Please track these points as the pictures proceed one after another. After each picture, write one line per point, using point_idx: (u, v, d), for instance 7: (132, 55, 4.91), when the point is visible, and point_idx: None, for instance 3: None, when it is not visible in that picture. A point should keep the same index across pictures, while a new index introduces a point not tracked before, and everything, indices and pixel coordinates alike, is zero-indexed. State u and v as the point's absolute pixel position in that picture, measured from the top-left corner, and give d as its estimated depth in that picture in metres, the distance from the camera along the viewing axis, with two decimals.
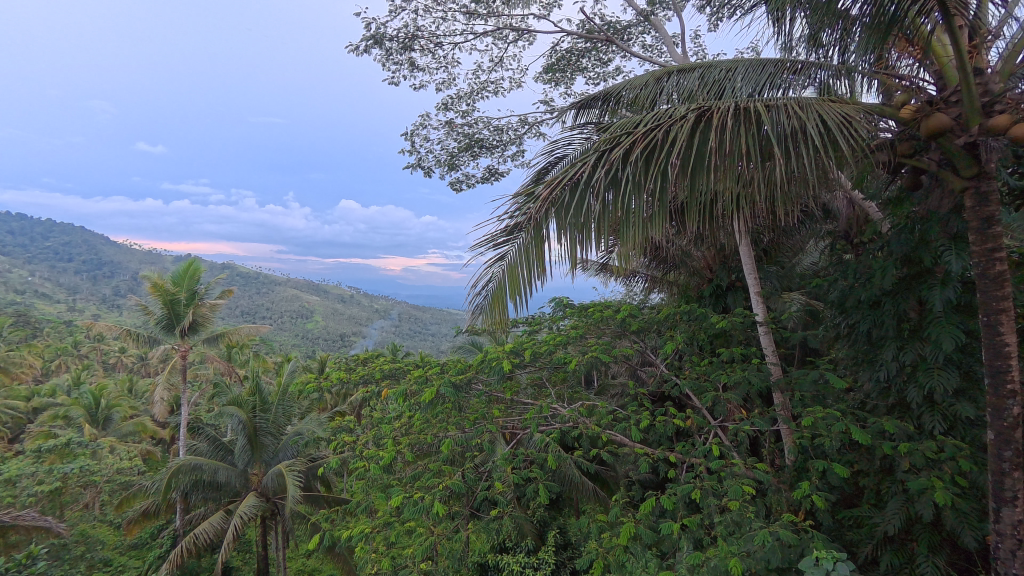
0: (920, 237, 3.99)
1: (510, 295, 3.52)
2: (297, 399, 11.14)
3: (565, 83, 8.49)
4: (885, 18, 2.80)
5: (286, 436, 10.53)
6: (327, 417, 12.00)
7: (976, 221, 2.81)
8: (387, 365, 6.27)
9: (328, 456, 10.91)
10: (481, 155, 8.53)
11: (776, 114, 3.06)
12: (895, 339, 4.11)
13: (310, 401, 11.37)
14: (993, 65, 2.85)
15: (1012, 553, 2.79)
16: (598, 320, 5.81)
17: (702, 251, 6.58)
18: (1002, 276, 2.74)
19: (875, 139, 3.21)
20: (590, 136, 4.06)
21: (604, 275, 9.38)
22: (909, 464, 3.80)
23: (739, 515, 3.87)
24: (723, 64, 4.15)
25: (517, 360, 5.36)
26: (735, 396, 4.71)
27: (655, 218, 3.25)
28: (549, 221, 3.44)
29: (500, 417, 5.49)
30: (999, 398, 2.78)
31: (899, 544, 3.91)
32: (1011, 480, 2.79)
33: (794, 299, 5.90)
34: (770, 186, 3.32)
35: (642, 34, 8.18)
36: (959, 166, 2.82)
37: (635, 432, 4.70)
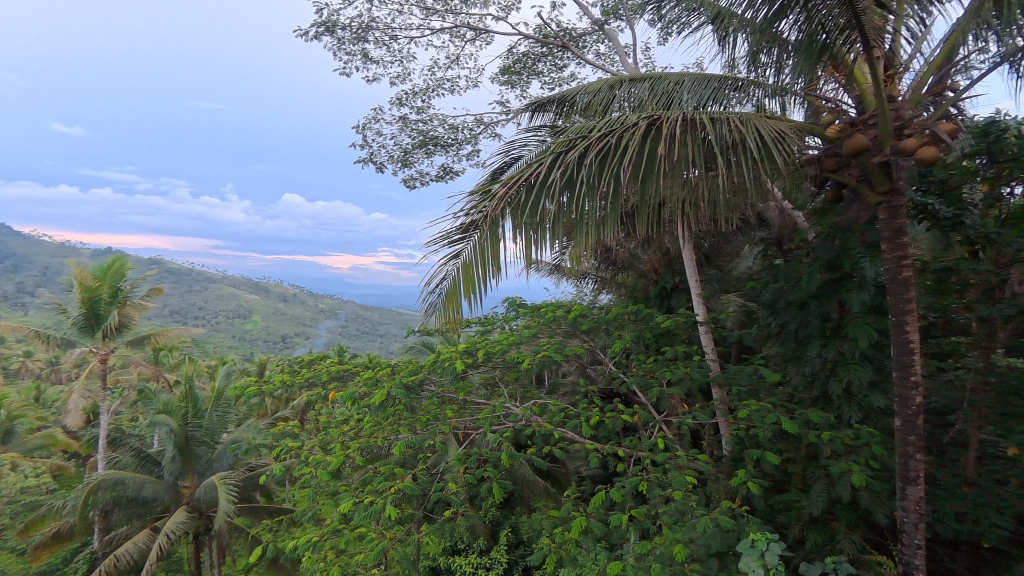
0: (841, 244, 4.44)
1: (464, 293, 3.50)
2: (233, 404, 10.41)
3: (520, 86, 8.55)
4: (816, 46, 3.11)
5: (221, 445, 9.82)
6: (269, 423, 11.35)
7: (888, 231, 3.16)
8: (334, 366, 6.01)
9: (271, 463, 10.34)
10: (435, 153, 8.43)
11: (720, 126, 3.24)
12: (820, 337, 4.54)
13: (248, 405, 10.64)
14: (903, 93, 3.21)
15: (915, 525, 3.16)
16: (550, 320, 5.95)
17: (649, 254, 6.94)
18: (908, 281, 3.10)
19: (804, 153, 3.51)
20: (545, 138, 4.11)
21: (555, 276, 9.56)
22: (831, 450, 4.20)
23: (683, 504, 4.10)
24: (671, 76, 4.28)
25: (469, 360, 5.38)
26: (678, 392, 5.00)
27: (607, 221, 3.37)
28: (505, 219, 3.44)
29: (453, 418, 5.45)
30: (906, 388, 3.13)
31: (822, 524, 4.28)
32: (915, 462, 3.15)
33: (732, 300, 6.33)
34: (713, 193, 3.53)
35: (597, 42, 8.46)
36: (875, 182, 3.17)
37: (585, 428, 4.86)
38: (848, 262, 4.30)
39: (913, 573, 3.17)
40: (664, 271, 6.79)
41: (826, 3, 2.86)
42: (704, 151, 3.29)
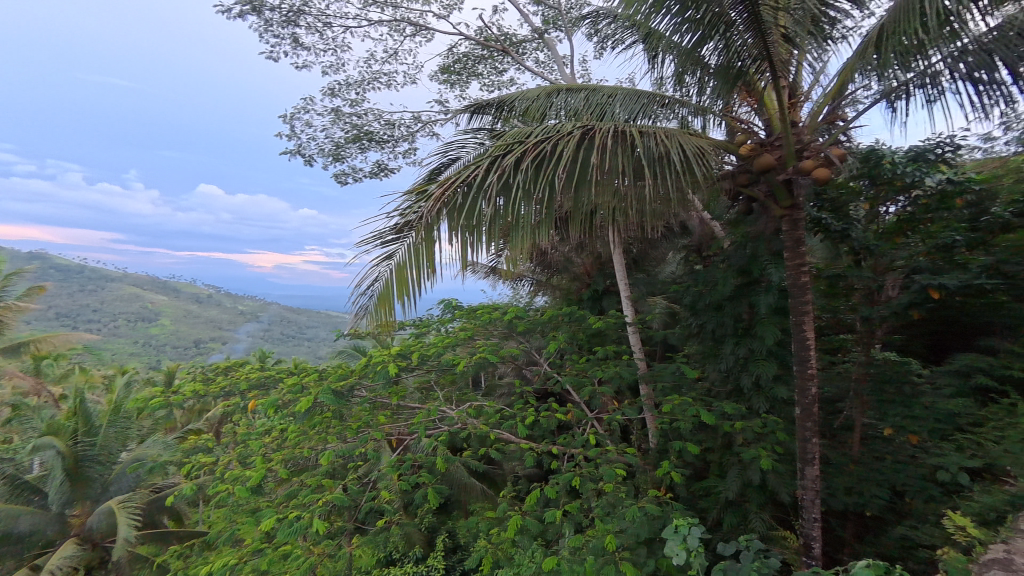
0: (751, 252, 4.93)
1: (397, 295, 3.35)
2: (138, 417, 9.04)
3: (460, 86, 8.50)
4: (733, 72, 3.42)
5: (120, 465, 8.71)
6: (178, 438, 10.26)
7: (790, 241, 3.57)
8: (254, 374, 5.51)
9: (180, 483, 9.35)
10: (370, 149, 8.14)
11: (648, 140, 3.34)
12: (733, 336, 5.00)
13: (154, 420, 9.53)
14: (803, 120, 3.64)
15: (812, 501, 3.58)
16: (486, 322, 5.97)
17: (582, 258, 7.23)
18: (805, 285, 3.53)
19: (721, 168, 3.82)
20: (482, 141, 4.02)
21: (491, 278, 9.61)
22: (743, 438, 4.63)
23: (614, 497, 4.31)
24: (604, 89, 4.39)
25: (403, 364, 5.24)
26: (609, 390, 5.24)
27: (542, 226, 3.44)
28: (440, 221, 3.35)
29: (386, 424, 5.27)
30: (805, 380, 3.54)
31: (736, 506, 4.71)
32: (811, 445, 3.58)
33: (658, 302, 6.77)
34: (640, 203, 3.66)
35: (536, 50, 8.66)
36: (779, 198, 3.56)
37: (521, 429, 4.92)
38: (757, 269, 4.79)
39: (811, 543, 3.59)
40: (596, 275, 7.10)
41: (741, 34, 3.16)
42: (632, 162, 3.38)
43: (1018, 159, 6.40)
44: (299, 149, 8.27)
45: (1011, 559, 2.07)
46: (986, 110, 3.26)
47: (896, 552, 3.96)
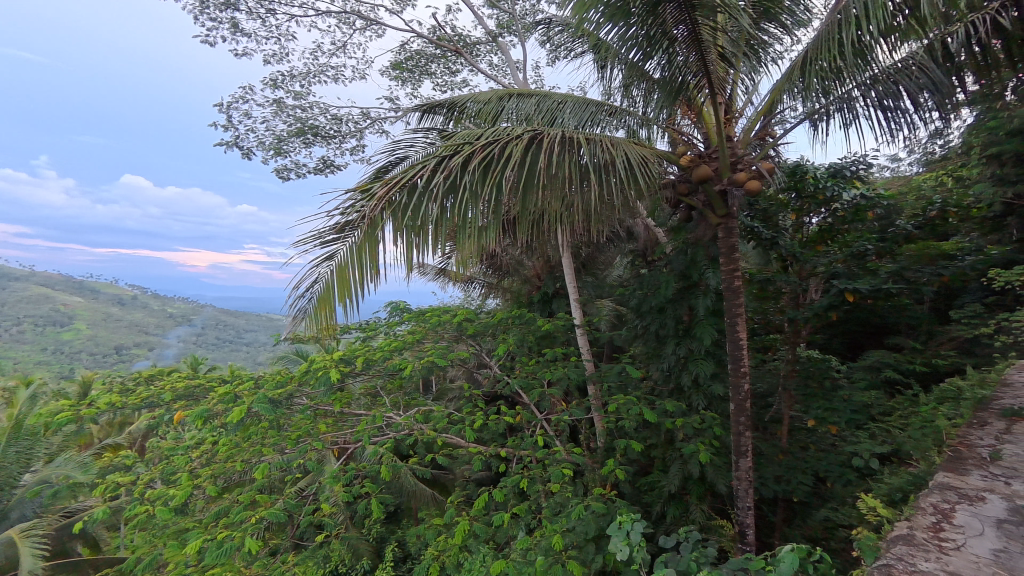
0: (691, 257, 5.20)
1: (339, 297, 2.99)
2: (42, 432, 8.15)
3: (411, 84, 8.35)
4: (675, 86, 3.60)
5: (21, 489, 7.76)
6: (93, 455, 9.29)
7: (725, 248, 3.82)
8: (181, 383, 5.09)
9: (94, 506, 8.47)
10: (314, 144, 7.79)
11: (595, 147, 3.32)
12: (675, 336, 5.26)
13: (63, 437, 8.55)
14: (738, 135, 3.91)
15: (746, 490, 3.81)
16: (436, 325, 5.87)
17: (533, 261, 7.32)
18: (738, 289, 3.78)
19: (664, 177, 4.00)
20: (433, 140, 3.76)
21: (442, 281, 9.49)
22: (684, 434, 4.86)
23: (562, 496, 4.37)
24: (556, 96, 4.48)
25: (346, 369, 5.03)
26: (557, 391, 5.32)
27: (489, 228, 3.15)
28: (385, 221, 3.02)
29: (327, 433, 5.03)
30: (738, 377, 3.78)
31: (678, 499, 4.93)
32: (745, 437, 3.83)
33: (605, 305, 6.99)
34: (588, 208, 3.65)
35: (489, 53, 8.69)
36: (716, 207, 3.79)
37: (469, 432, 4.86)
38: (696, 273, 5.07)
39: (745, 530, 3.81)
40: (546, 278, 7.20)
41: (683, 52, 3.33)
42: (579, 169, 3.36)
43: (918, 180, 7.24)
44: (237, 140, 7.87)
45: (913, 534, 2.16)
46: (891, 134, 3.66)
47: (819, 533, 4.32)
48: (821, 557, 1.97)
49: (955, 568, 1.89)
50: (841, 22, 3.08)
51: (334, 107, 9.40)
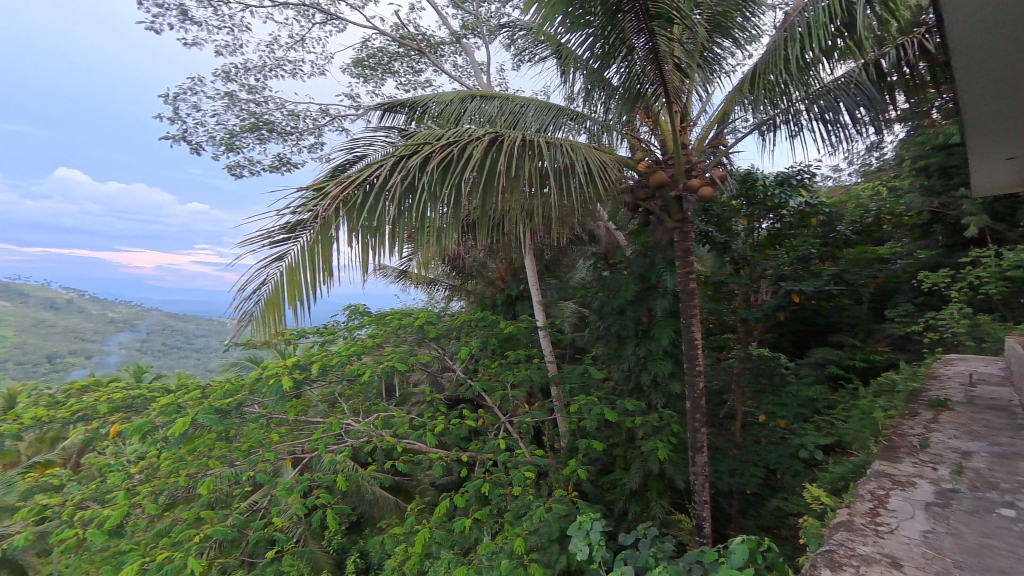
0: (650, 260, 5.35)
1: (288, 300, 2.84)
2: None
3: (374, 82, 8.18)
4: (633, 94, 3.70)
5: None
6: (18, 475, 8.52)
7: (681, 251, 3.95)
8: (118, 394, 4.74)
9: (19, 531, 7.75)
10: (269, 140, 7.49)
11: (555, 151, 3.34)
12: (634, 337, 5.39)
13: None
14: (693, 142, 4.06)
15: (701, 485, 3.94)
16: (397, 328, 5.74)
17: (496, 264, 7.32)
18: (693, 290, 3.91)
19: (623, 181, 4.08)
20: (393, 139, 3.67)
21: (404, 283, 9.32)
22: (644, 432, 4.97)
23: (525, 499, 4.36)
24: (518, 99, 4.51)
25: (301, 375, 4.83)
26: (520, 393, 5.33)
27: (449, 230, 3.13)
28: (338, 221, 2.92)
29: (281, 443, 4.81)
30: (693, 376, 3.91)
31: (639, 496, 5.04)
32: (700, 434, 3.95)
33: (568, 307, 7.07)
34: (548, 211, 3.67)
35: (454, 54, 8.65)
36: (672, 212, 3.92)
37: (430, 437, 4.78)
38: (654, 275, 5.23)
39: (702, 523, 3.93)
40: (510, 280, 7.22)
41: (641, 60, 3.43)
42: (539, 172, 3.37)
43: (857, 190, 7.72)
44: (185, 134, 7.48)
45: (853, 521, 2.28)
46: (832, 146, 3.91)
47: (771, 523, 4.51)
48: (768, 547, 2.05)
49: (890, 550, 2.01)
50: (787, 39, 3.25)
51: (292, 103, 9.09)
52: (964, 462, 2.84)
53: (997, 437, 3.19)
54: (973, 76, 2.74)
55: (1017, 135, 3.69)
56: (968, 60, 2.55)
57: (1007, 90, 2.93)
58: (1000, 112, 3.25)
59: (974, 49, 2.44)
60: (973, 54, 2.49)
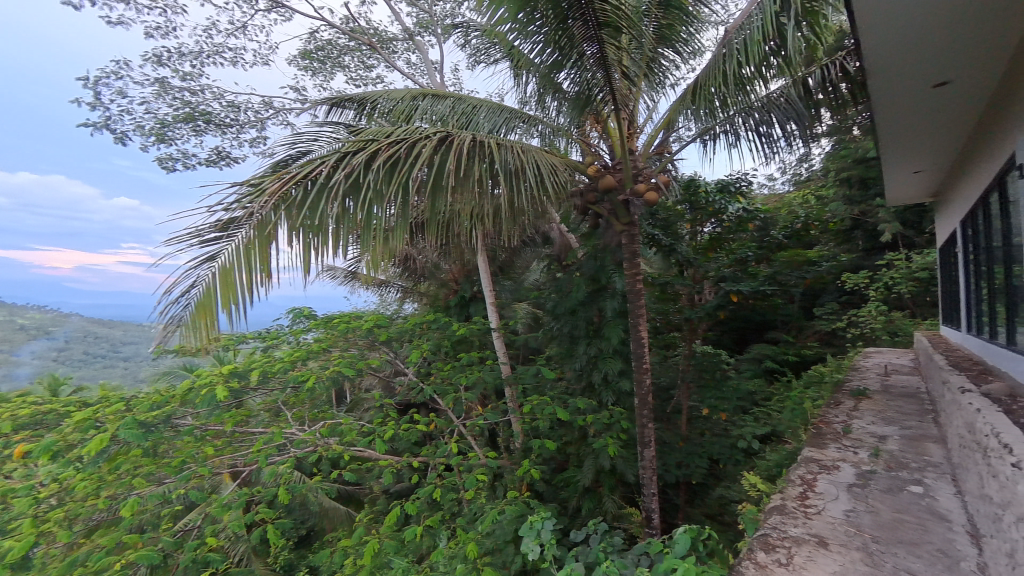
0: (600, 261, 5.48)
1: (222, 303, 2.66)
2: None
3: (322, 76, 7.88)
4: (584, 99, 3.77)
5: None
6: None
7: (628, 253, 4.07)
8: (22, 411, 4.24)
9: None
10: (206, 132, 7.03)
11: (506, 152, 3.33)
12: (585, 337, 5.50)
13: None
14: (639, 148, 4.20)
15: (650, 479, 4.07)
16: (345, 332, 5.53)
17: (449, 265, 7.24)
18: (639, 291, 4.05)
19: (573, 184, 4.14)
20: (339, 134, 3.53)
21: (353, 285, 9.01)
22: (595, 429, 5.07)
23: (478, 502, 4.31)
24: (469, 99, 4.48)
25: (238, 384, 4.54)
26: (473, 395, 5.28)
27: (397, 230, 3.05)
28: (277, 219, 2.78)
29: (217, 457, 4.49)
30: (641, 374, 4.04)
31: (591, 492, 5.13)
32: (648, 429, 4.08)
33: (521, 308, 7.11)
34: (498, 212, 3.66)
35: (406, 51, 8.49)
36: (620, 216, 4.03)
37: (380, 444, 4.63)
38: (604, 276, 5.36)
39: (651, 515, 4.05)
40: (463, 281, 7.16)
41: (591, 66, 3.50)
42: (489, 173, 3.35)
43: (789, 197, 8.26)
44: (108, 121, 6.86)
45: (785, 505, 2.42)
46: (766, 156, 4.17)
47: (715, 511, 4.75)
48: (709, 534, 2.14)
49: (817, 530, 2.15)
50: (726, 54, 3.43)
51: (231, 93, 8.57)
52: (880, 446, 3.11)
53: (907, 422, 3.52)
54: (885, 97, 3.03)
55: (921, 151, 4.11)
56: (881, 82, 2.81)
57: (912, 111, 3.26)
58: (907, 130, 3.61)
59: (886, 72, 2.70)
60: (885, 77, 2.75)
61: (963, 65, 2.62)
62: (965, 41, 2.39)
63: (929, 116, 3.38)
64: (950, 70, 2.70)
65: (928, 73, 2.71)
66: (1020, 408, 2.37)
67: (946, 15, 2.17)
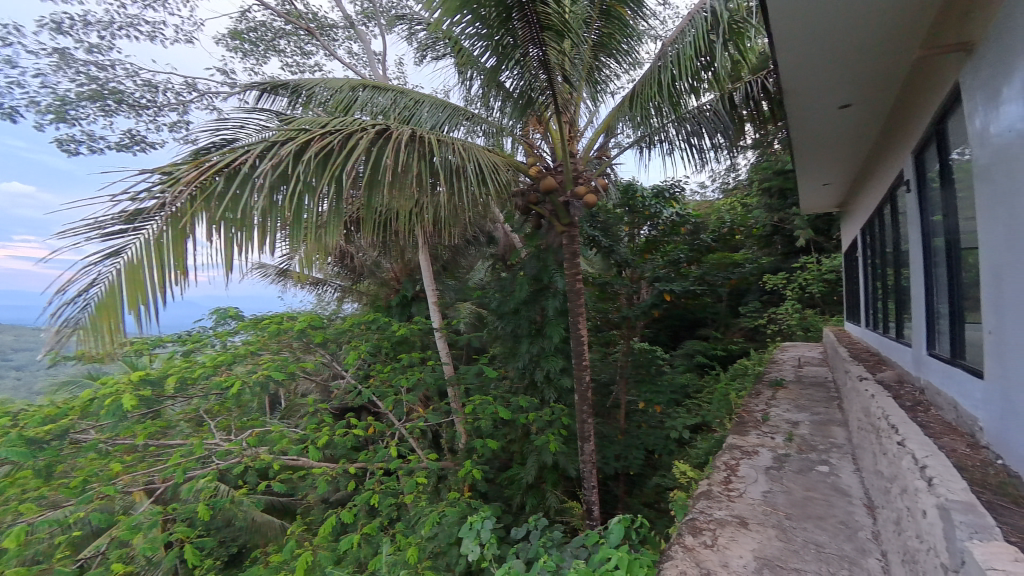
0: (543, 261, 5.56)
1: (129, 303, 2.40)
2: None
3: (253, 59, 7.38)
4: (527, 100, 3.80)
5: None
6: None
7: (569, 253, 4.16)
8: None
9: None
10: (116, 113, 6.35)
11: (447, 149, 3.28)
12: (528, 336, 5.56)
13: None
14: (580, 151, 4.30)
15: (590, 472, 4.18)
16: (276, 334, 5.20)
17: (390, 264, 7.03)
18: (579, 290, 4.15)
19: (515, 185, 4.17)
20: (269, 123, 3.31)
21: (286, 284, 8.50)
22: (538, 427, 5.14)
23: (419, 506, 4.22)
24: (412, 93, 4.37)
25: (150, 392, 4.13)
26: (414, 397, 5.16)
27: (330, 226, 2.90)
28: (196, 212, 2.56)
29: (125, 474, 4.06)
30: (581, 371, 4.14)
31: (535, 489, 5.19)
32: (588, 424, 4.19)
33: (465, 307, 7.05)
34: (439, 210, 3.60)
35: (348, 40, 8.16)
36: (561, 217, 4.11)
37: (314, 451, 4.39)
38: (547, 276, 5.44)
39: (591, 507, 4.16)
40: (405, 280, 6.99)
41: (534, 67, 3.53)
42: (429, 169, 3.28)
43: (718, 203, 8.83)
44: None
45: (711, 489, 2.58)
46: (697, 163, 4.43)
47: (652, 499, 4.98)
48: (642, 522, 2.23)
49: (739, 512, 2.31)
50: (661, 66, 3.59)
51: (147, 72, 7.83)
52: (794, 431, 3.40)
53: (816, 408, 3.88)
54: (800, 115, 3.31)
55: (828, 165, 4.54)
56: (797, 101, 3.07)
57: (822, 128, 3.59)
58: (817, 145, 3.98)
59: (801, 92, 2.94)
60: (800, 96, 3.00)
61: (863, 90, 2.93)
62: (864, 69, 2.67)
63: (835, 134, 3.75)
64: (852, 94, 3.01)
65: (835, 95, 2.99)
66: (905, 393, 2.68)
67: (850, 44, 2.40)
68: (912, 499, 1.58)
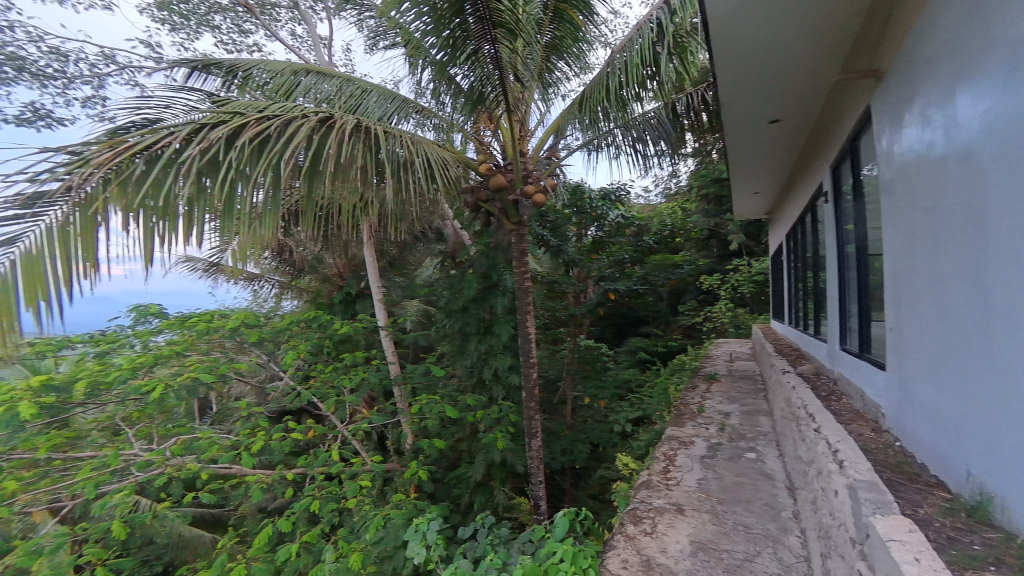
0: (492, 259, 5.55)
1: (25, 299, 2.12)
2: None
3: (182, 34, 6.80)
4: (478, 96, 3.76)
5: None
6: None
7: (518, 252, 4.18)
8: None
9: None
10: (14, 83, 5.63)
11: (394, 142, 3.19)
12: (476, 334, 5.53)
13: None
14: (530, 151, 4.33)
15: (536, 468, 4.23)
16: (205, 333, 4.83)
17: (334, 259, 6.74)
18: (527, 289, 4.18)
19: (465, 182, 4.13)
20: (198, 104, 3.06)
21: (217, 279, 7.92)
22: (486, 425, 5.13)
23: (363, 511, 4.07)
24: (359, 82, 4.20)
25: (54, 399, 3.69)
26: (358, 398, 4.98)
27: (266, 217, 2.72)
28: (110, 198, 2.31)
29: (21, 491, 3.60)
30: (529, 368, 4.17)
31: (482, 487, 5.18)
32: (535, 420, 4.24)
33: (412, 305, 6.90)
34: (385, 205, 3.49)
35: (291, 21, 7.73)
36: (510, 215, 4.12)
37: (247, 457, 4.13)
38: (496, 274, 5.44)
39: (538, 502, 4.21)
40: (349, 277, 6.72)
41: (486, 63, 3.51)
42: (375, 161, 3.17)
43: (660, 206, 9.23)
44: None
45: (652, 480, 2.68)
46: (642, 167, 4.59)
47: (596, 491, 5.12)
48: (586, 515, 2.28)
49: (676, 500, 2.43)
50: (610, 70, 3.69)
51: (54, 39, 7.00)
52: (726, 421, 3.62)
53: (745, 400, 4.16)
54: (735, 126, 3.51)
55: (758, 174, 4.87)
56: (733, 113, 3.25)
57: (754, 140, 3.83)
58: (749, 156, 4.25)
59: (737, 105, 3.12)
60: (736, 109, 3.17)
61: (789, 107, 3.15)
62: (791, 87, 2.88)
63: (765, 146, 4.02)
64: (781, 110, 3.23)
65: (767, 110, 3.20)
66: (821, 384, 2.94)
67: (780, 64, 2.57)
68: (826, 481, 1.73)
